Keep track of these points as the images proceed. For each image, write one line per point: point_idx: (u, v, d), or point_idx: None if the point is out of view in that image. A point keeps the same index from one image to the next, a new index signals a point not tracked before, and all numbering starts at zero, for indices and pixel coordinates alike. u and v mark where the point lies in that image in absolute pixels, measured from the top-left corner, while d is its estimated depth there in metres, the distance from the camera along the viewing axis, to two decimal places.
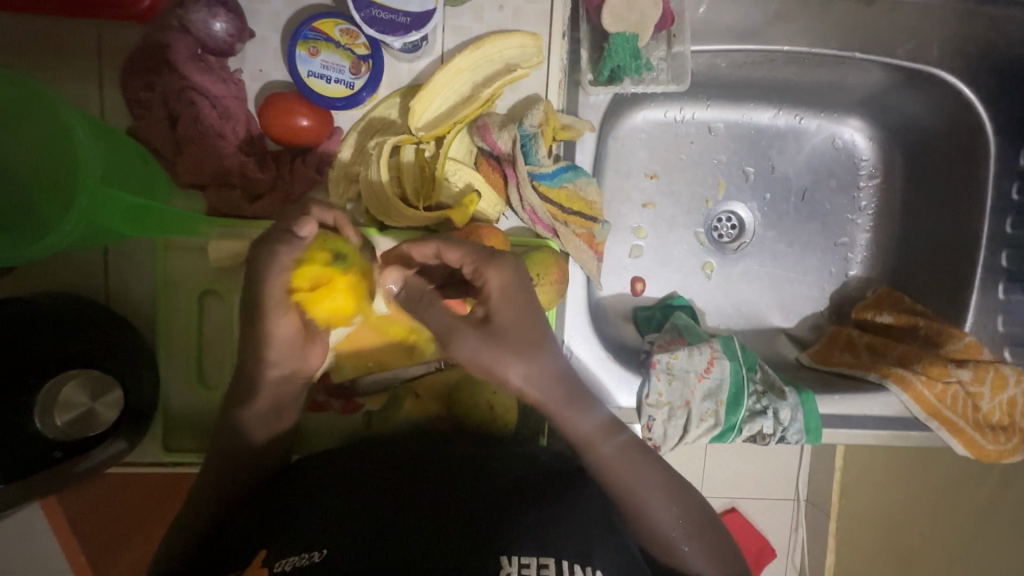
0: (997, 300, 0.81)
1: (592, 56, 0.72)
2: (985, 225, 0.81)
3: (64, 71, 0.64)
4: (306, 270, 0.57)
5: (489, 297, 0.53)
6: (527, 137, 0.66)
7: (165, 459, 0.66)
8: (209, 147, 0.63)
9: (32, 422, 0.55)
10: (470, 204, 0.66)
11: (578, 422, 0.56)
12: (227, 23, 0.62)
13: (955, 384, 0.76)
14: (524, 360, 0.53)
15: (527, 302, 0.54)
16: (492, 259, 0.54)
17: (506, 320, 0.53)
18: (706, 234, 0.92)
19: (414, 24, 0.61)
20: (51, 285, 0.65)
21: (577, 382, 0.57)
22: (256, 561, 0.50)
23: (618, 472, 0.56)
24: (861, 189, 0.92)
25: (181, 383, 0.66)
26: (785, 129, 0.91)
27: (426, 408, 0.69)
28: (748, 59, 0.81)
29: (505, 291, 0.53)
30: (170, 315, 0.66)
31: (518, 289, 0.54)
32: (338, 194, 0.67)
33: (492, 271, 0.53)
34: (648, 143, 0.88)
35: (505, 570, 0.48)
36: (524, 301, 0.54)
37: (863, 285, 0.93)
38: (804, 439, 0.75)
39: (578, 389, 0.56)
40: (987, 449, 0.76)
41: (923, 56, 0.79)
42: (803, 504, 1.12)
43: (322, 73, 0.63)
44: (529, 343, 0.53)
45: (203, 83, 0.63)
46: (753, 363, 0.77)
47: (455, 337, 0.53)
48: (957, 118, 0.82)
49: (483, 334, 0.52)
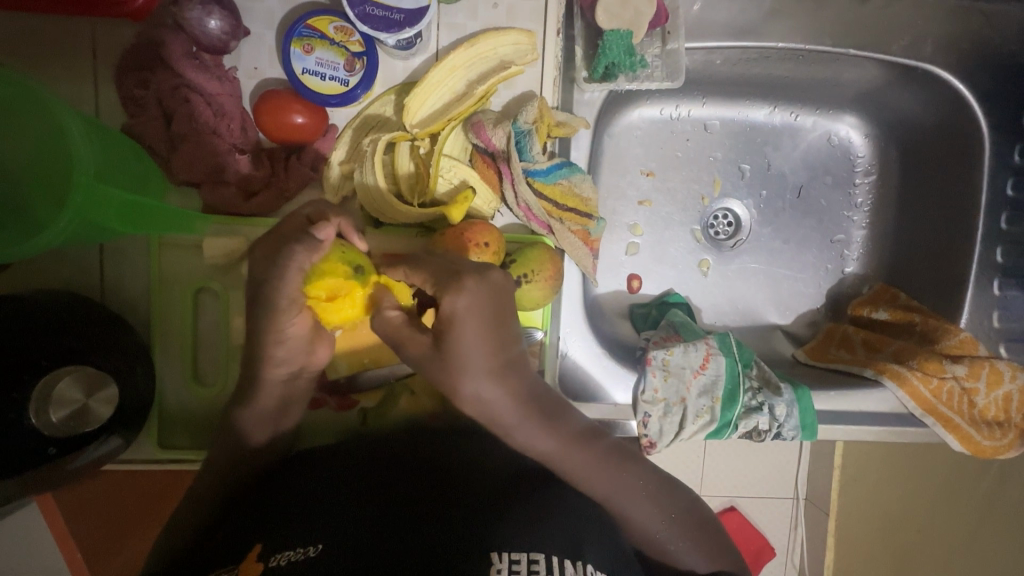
0: (992, 296, 0.81)
1: (586, 53, 0.72)
2: (980, 221, 0.81)
3: (59, 69, 0.64)
4: (326, 282, 0.52)
5: (449, 322, 0.49)
6: (521, 133, 0.66)
7: (160, 456, 0.66)
8: (204, 144, 0.63)
9: (28, 418, 0.56)
10: (463, 201, 0.65)
11: (559, 431, 0.54)
12: (221, 21, 0.62)
13: (950, 380, 0.76)
14: (487, 381, 0.50)
15: (492, 325, 0.50)
16: (452, 282, 0.49)
17: (467, 347, 0.49)
18: (702, 232, 0.92)
19: (408, 20, 0.61)
20: (46, 282, 0.65)
21: (547, 399, 0.55)
22: (250, 556, 0.49)
23: (608, 473, 0.55)
24: (857, 186, 0.92)
25: (177, 380, 0.66)
26: (781, 126, 0.91)
27: (422, 405, 0.69)
28: (742, 56, 0.81)
29: (467, 315, 0.48)
30: (166, 313, 0.66)
31: (487, 310, 0.49)
32: (333, 191, 0.67)
33: (451, 295, 0.48)
34: (644, 140, 0.88)
35: (495, 567, 0.47)
36: (493, 323, 0.50)
37: (859, 282, 0.93)
38: (799, 436, 0.75)
39: (547, 406, 0.54)
40: (983, 445, 0.75)
41: (917, 52, 0.79)
42: (803, 502, 1.11)
43: (316, 70, 0.63)
44: (494, 364, 0.50)
45: (197, 80, 0.63)
46: (748, 359, 0.78)
47: (421, 354, 0.51)
48: (951, 115, 0.82)
49: (447, 353, 0.50)
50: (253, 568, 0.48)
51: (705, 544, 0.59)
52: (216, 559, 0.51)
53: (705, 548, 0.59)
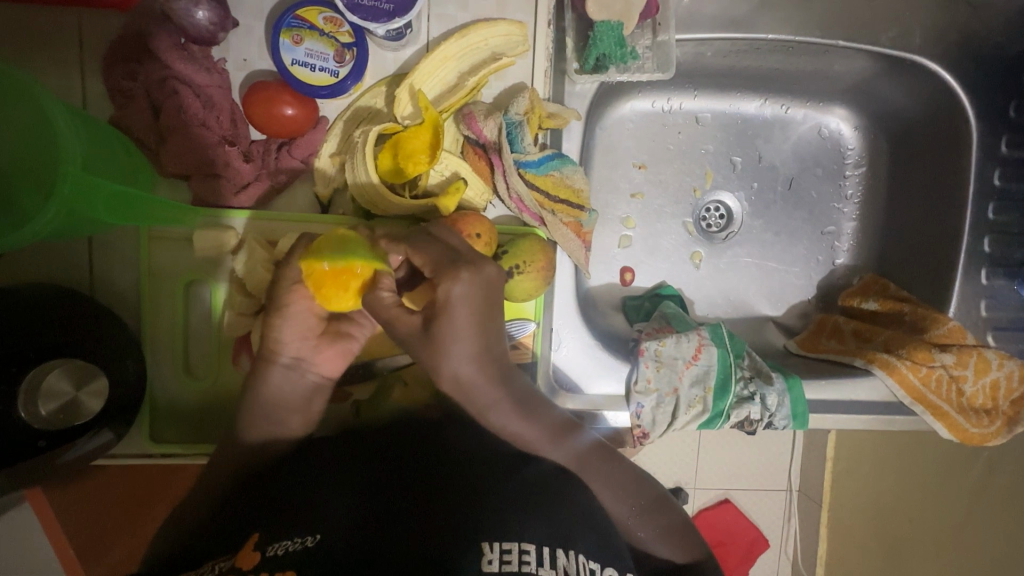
0: (981, 285, 0.82)
1: (578, 44, 0.73)
2: (969, 212, 0.82)
3: (46, 62, 0.63)
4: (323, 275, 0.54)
5: (446, 302, 0.52)
6: (512, 124, 0.67)
7: (153, 451, 0.65)
8: (191, 136, 0.62)
9: (16, 411, 0.56)
10: (455, 192, 0.65)
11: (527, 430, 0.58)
12: (209, 12, 0.61)
13: (938, 368, 0.77)
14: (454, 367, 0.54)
15: (477, 316, 0.53)
16: (452, 269, 0.52)
17: (449, 334, 0.53)
18: (694, 224, 0.93)
19: (398, 10, 0.61)
20: (34, 275, 0.64)
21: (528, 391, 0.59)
22: (246, 544, 0.49)
23: None
24: (847, 178, 0.93)
25: (167, 376, 0.66)
26: (771, 118, 0.92)
27: (414, 396, 0.69)
28: (733, 47, 0.81)
29: (461, 300, 0.52)
30: (156, 303, 0.65)
31: (472, 303, 0.53)
32: (323, 183, 0.67)
33: (444, 280, 0.52)
34: (635, 132, 0.89)
35: (486, 556, 0.48)
36: (478, 313, 0.53)
37: (849, 273, 0.94)
38: (790, 424, 0.75)
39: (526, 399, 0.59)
40: (971, 432, 0.76)
41: (906, 44, 0.80)
42: (796, 494, 1.13)
43: (306, 61, 0.63)
44: (465, 354, 0.54)
45: (185, 72, 0.62)
46: (740, 350, 0.77)
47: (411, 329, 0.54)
48: (941, 105, 0.83)
49: (432, 332, 0.53)
50: (250, 558, 0.47)
51: (676, 536, 0.64)
52: (215, 548, 0.51)
53: (672, 539, 0.63)
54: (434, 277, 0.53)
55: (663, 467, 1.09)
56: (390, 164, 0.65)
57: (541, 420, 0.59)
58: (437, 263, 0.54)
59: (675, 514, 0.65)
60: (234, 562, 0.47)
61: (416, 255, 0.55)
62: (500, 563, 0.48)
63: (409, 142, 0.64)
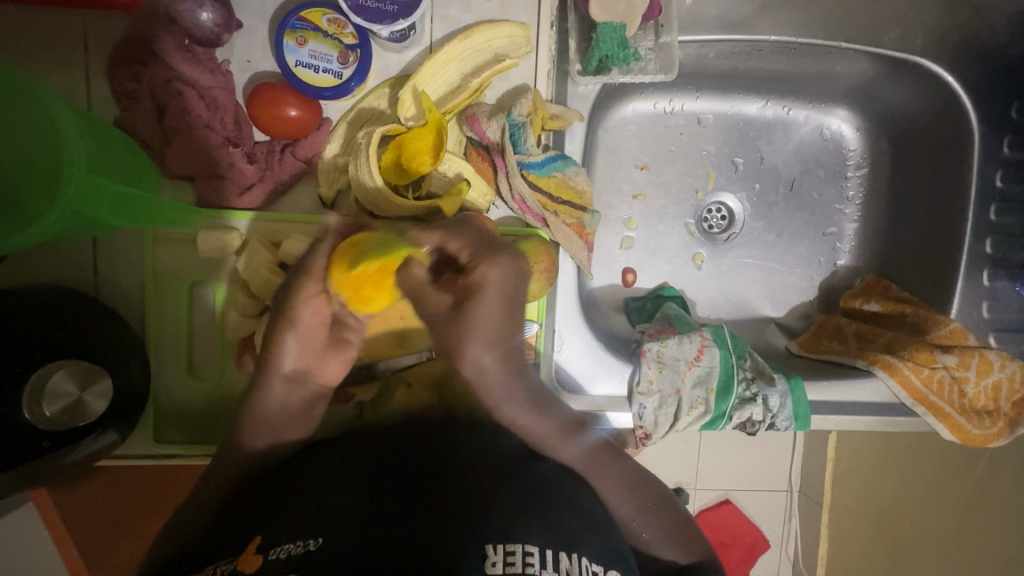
0: (982, 286, 0.83)
1: (580, 46, 0.73)
2: (970, 214, 0.82)
3: (50, 63, 0.63)
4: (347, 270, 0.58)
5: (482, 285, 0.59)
6: (516, 125, 0.67)
7: (155, 452, 0.65)
8: (196, 138, 0.63)
9: (22, 412, 0.57)
10: (458, 193, 0.66)
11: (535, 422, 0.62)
12: (214, 13, 0.61)
13: (941, 369, 0.77)
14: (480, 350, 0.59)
15: (508, 301, 0.59)
16: (489, 255, 0.59)
17: (482, 315, 0.59)
18: (696, 225, 0.93)
19: (402, 12, 0.61)
20: (38, 276, 0.64)
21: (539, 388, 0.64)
22: (249, 547, 0.49)
23: None
24: (849, 179, 0.93)
25: (170, 377, 0.66)
26: (773, 119, 0.92)
27: (417, 397, 0.70)
28: (735, 48, 0.81)
29: (496, 285, 0.59)
30: (161, 304, 0.65)
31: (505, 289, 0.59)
32: (327, 183, 0.66)
33: (484, 265, 0.59)
34: (638, 134, 0.89)
35: (491, 559, 0.48)
36: (509, 300, 0.60)
37: (851, 275, 0.94)
38: (792, 425, 0.75)
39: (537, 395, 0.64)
40: (973, 433, 0.76)
41: (908, 45, 0.80)
42: (797, 494, 1.13)
43: (310, 62, 0.63)
44: (491, 336, 0.59)
45: (189, 73, 0.62)
46: (742, 351, 0.77)
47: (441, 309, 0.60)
48: (943, 107, 0.83)
49: (465, 313, 0.59)
50: (253, 561, 0.47)
51: (679, 537, 0.64)
52: (217, 549, 0.50)
53: (674, 540, 0.63)
54: (472, 261, 0.59)
55: (665, 468, 1.09)
56: (394, 165, 0.65)
57: (550, 413, 0.63)
58: (475, 249, 0.60)
59: (677, 514, 0.65)
60: (237, 565, 0.47)
61: (451, 242, 0.60)
62: (504, 565, 0.48)
63: (413, 142, 0.64)
